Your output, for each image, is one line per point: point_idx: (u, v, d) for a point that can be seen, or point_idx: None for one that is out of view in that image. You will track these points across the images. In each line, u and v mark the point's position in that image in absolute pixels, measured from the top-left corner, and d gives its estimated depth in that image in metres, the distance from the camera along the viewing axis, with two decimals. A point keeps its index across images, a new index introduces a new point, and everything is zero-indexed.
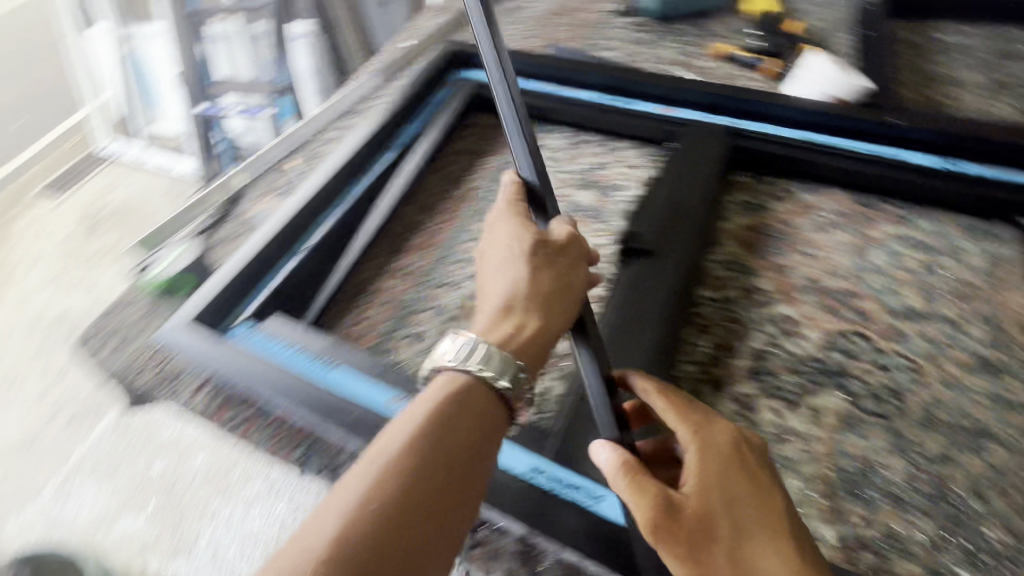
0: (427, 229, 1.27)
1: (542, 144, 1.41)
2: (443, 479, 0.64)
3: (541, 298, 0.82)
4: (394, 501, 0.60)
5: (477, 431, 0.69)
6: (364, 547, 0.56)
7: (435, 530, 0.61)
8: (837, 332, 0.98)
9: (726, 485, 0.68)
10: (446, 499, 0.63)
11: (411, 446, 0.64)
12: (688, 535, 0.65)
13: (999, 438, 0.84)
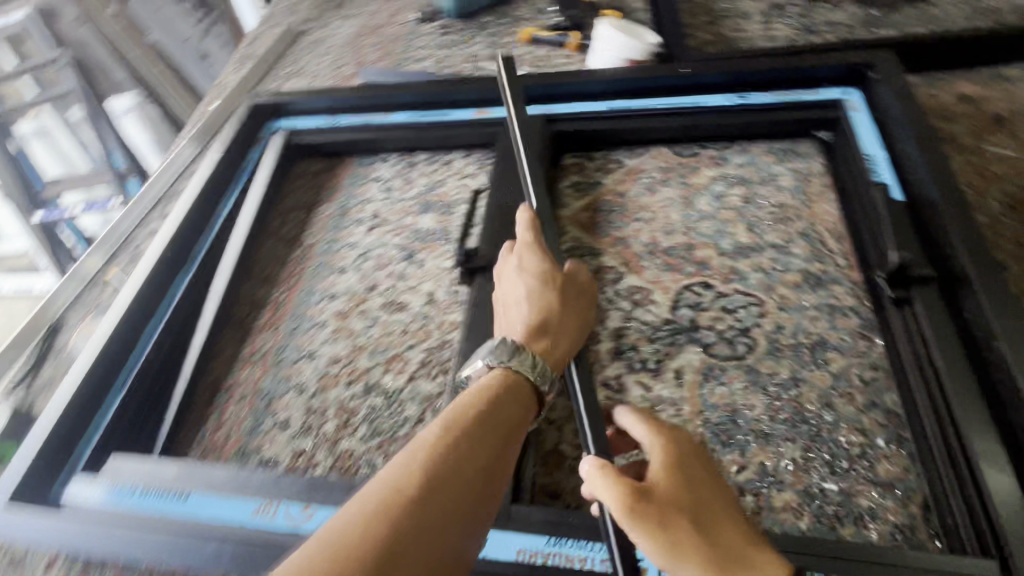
0: (275, 302, 1.19)
1: (374, 178, 1.36)
2: (432, 533, 0.62)
3: (553, 316, 0.90)
4: (376, 559, 0.58)
5: (519, 407, 0.78)
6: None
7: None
8: (681, 288, 1.01)
9: (684, 470, 0.71)
10: (429, 559, 0.60)
11: (409, 487, 0.64)
12: (659, 522, 0.66)
13: (835, 345, 0.89)
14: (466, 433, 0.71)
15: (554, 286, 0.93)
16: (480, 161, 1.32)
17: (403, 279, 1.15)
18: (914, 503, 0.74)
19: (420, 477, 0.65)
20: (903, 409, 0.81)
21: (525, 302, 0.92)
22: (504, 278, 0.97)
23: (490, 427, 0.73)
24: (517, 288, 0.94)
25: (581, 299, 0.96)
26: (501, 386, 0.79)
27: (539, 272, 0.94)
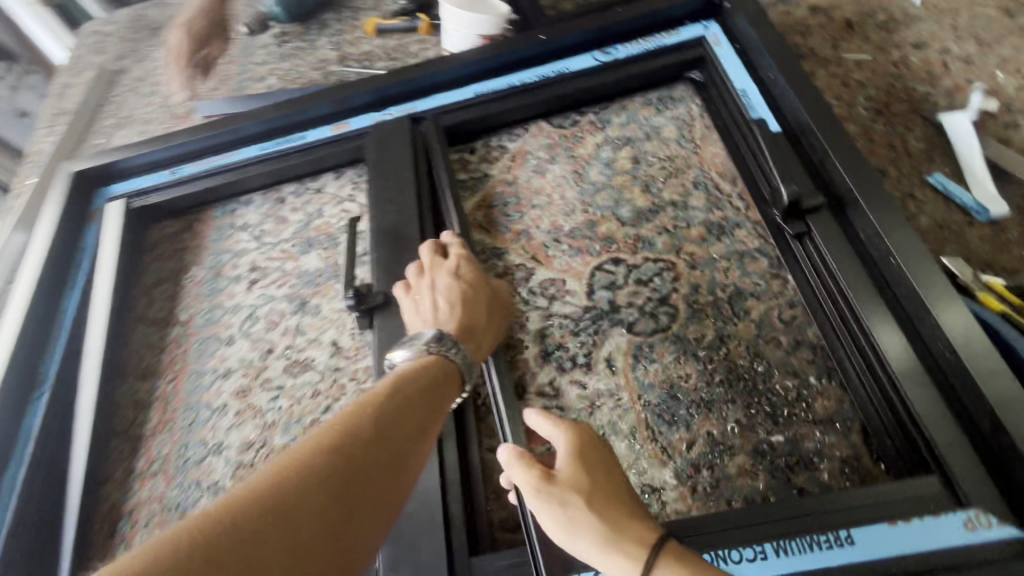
0: (160, 398, 1.03)
1: (241, 225, 1.20)
2: (371, 478, 0.67)
3: (475, 321, 0.90)
4: (326, 483, 0.63)
5: (450, 380, 0.83)
6: (281, 526, 0.57)
7: (343, 535, 0.61)
8: (593, 270, 0.96)
9: (584, 458, 0.72)
10: (365, 502, 0.65)
11: (359, 432, 0.70)
12: (561, 508, 0.69)
13: (751, 292, 0.88)
14: (410, 396, 0.78)
15: (484, 291, 0.93)
16: (356, 180, 1.19)
17: (301, 333, 1.03)
18: (854, 432, 0.75)
19: (369, 425, 0.72)
20: (825, 340, 0.81)
21: (457, 301, 0.90)
22: (433, 273, 0.93)
23: (431, 396, 0.79)
24: (450, 284, 0.91)
25: (503, 310, 0.93)
26: (439, 368, 0.83)
27: (471, 276, 0.93)
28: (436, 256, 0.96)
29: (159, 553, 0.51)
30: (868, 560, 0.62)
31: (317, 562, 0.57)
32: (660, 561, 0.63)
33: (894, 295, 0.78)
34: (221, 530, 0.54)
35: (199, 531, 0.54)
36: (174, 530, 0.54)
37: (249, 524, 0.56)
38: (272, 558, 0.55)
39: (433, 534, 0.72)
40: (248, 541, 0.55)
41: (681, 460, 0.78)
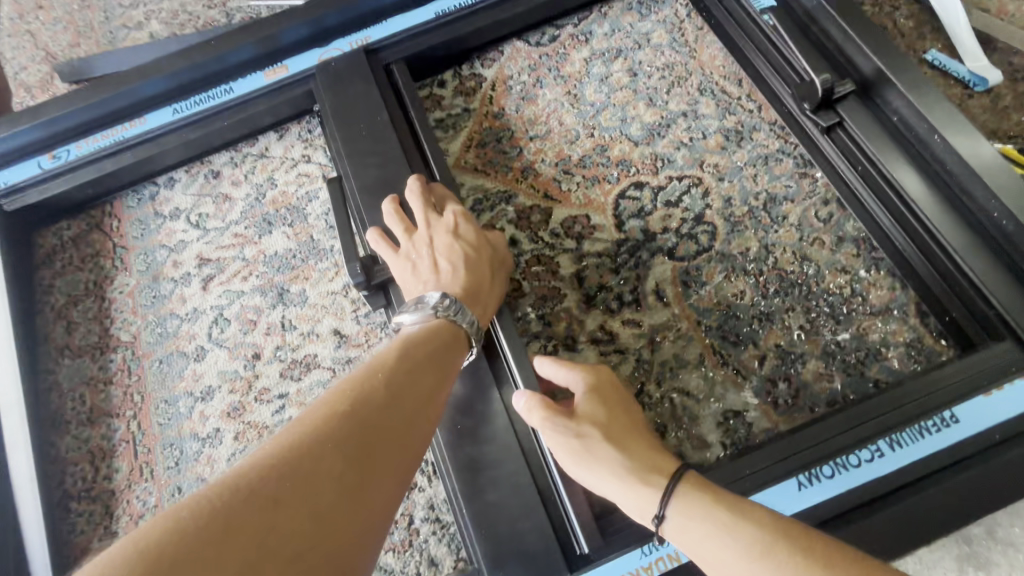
0: (124, 441, 0.82)
1: (170, 213, 0.96)
2: (389, 446, 0.57)
3: (478, 279, 0.75)
4: (330, 462, 0.51)
5: (455, 338, 0.70)
6: (297, 507, 0.47)
7: (365, 514, 0.51)
8: (616, 199, 0.88)
9: (602, 391, 0.64)
10: (385, 474, 0.55)
11: (367, 396, 0.59)
12: (576, 441, 0.61)
13: (784, 195, 0.84)
14: (411, 361, 0.64)
15: (488, 252, 0.78)
16: (307, 137, 0.98)
17: (290, 329, 0.86)
18: (912, 314, 0.75)
19: (381, 384, 0.61)
20: (868, 231, 0.80)
21: (460, 263, 0.75)
22: (429, 231, 0.77)
23: (446, 348, 0.68)
24: (450, 239, 0.77)
25: (503, 271, 0.79)
26: (450, 330, 0.70)
27: (473, 234, 0.78)
28: (428, 207, 0.79)
29: (155, 544, 0.40)
30: (974, 434, 0.64)
31: (330, 550, 0.47)
32: (681, 489, 0.55)
33: (937, 172, 0.77)
34: (227, 512, 0.44)
35: (200, 514, 0.43)
36: (169, 514, 0.43)
37: (260, 503, 0.46)
38: (290, 544, 0.45)
39: (532, 516, 0.64)
40: (263, 526, 0.44)
41: (756, 378, 0.75)
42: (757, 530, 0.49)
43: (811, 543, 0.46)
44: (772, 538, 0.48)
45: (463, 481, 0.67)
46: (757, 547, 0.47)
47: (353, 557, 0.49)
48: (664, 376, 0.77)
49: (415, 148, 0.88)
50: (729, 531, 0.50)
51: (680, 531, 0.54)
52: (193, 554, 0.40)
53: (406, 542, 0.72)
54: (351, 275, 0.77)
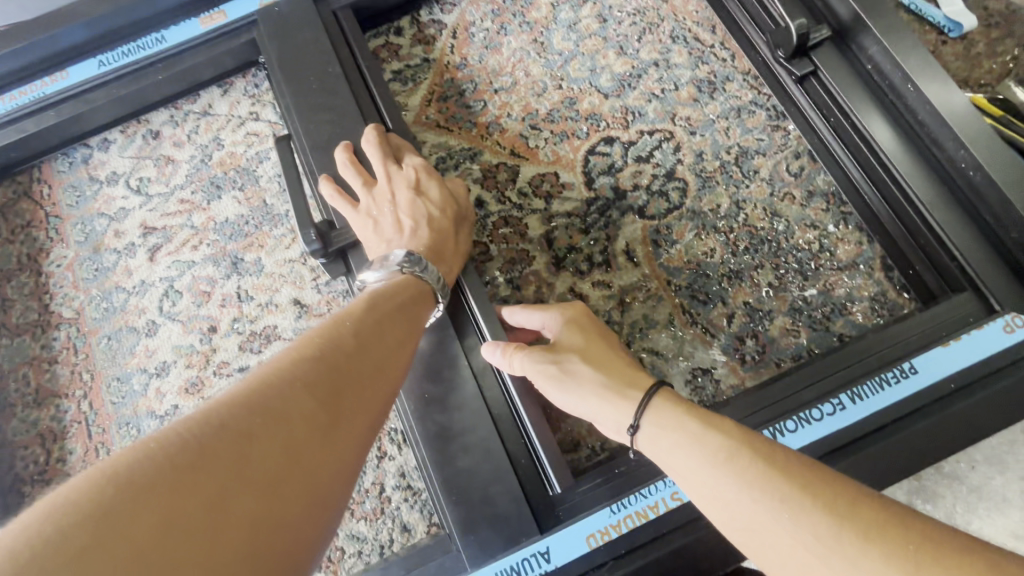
0: (76, 422, 0.78)
1: (107, 178, 0.89)
2: (363, 386, 0.54)
3: (442, 234, 0.73)
4: (300, 406, 0.48)
5: (420, 292, 0.67)
6: (268, 447, 0.44)
7: (342, 449, 0.49)
8: (585, 155, 0.84)
9: (575, 321, 0.64)
10: (361, 412, 0.53)
11: (335, 343, 0.55)
12: (553, 364, 0.60)
13: (756, 149, 0.83)
14: (379, 311, 0.61)
15: (451, 206, 0.75)
16: (254, 92, 0.91)
17: (247, 300, 0.81)
18: (877, 269, 0.76)
19: (351, 328, 0.58)
20: (837, 185, 0.79)
21: (422, 219, 0.73)
22: (389, 184, 0.74)
23: (414, 301, 0.65)
24: (413, 193, 0.74)
25: (468, 227, 0.77)
26: (416, 288, 0.66)
27: (435, 188, 0.75)
28: (386, 158, 0.75)
29: (122, 473, 0.37)
30: (935, 382, 0.65)
31: (306, 493, 0.44)
32: (655, 403, 0.53)
33: (909, 123, 0.75)
34: (198, 440, 0.41)
35: (169, 443, 0.40)
36: (135, 446, 0.40)
37: (228, 441, 0.42)
38: (265, 474, 0.42)
39: (502, 480, 0.64)
40: (236, 455, 0.42)
41: (724, 336, 0.75)
42: (722, 439, 0.47)
43: (772, 454, 0.44)
44: (737, 446, 0.46)
45: (432, 449, 0.66)
46: (721, 452, 0.46)
47: (330, 501, 0.46)
48: (634, 337, 0.76)
49: (369, 101, 0.82)
50: (697, 439, 0.48)
51: (652, 443, 0.52)
52: (164, 481, 0.38)
53: (378, 510, 0.72)
54: (306, 242, 0.72)
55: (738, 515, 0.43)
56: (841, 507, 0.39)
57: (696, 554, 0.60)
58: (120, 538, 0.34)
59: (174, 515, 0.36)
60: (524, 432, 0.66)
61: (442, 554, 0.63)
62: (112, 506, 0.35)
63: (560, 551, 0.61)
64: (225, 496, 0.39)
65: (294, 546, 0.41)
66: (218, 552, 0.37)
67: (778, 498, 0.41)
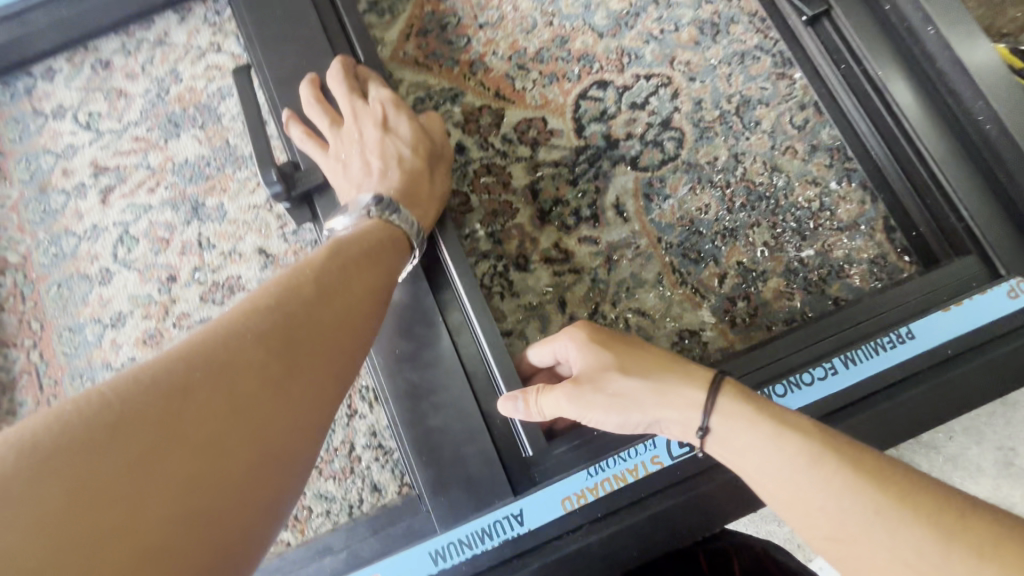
0: (27, 373, 0.73)
1: (53, 112, 0.81)
2: (329, 333, 0.48)
3: (415, 177, 0.67)
4: (249, 359, 0.42)
5: (391, 239, 0.60)
6: (207, 406, 0.39)
7: (301, 402, 0.44)
8: (576, 100, 0.78)
9: (595, 339, 0.54)
10: (326, 362, 0.47)
11: (296, 289, 0.49)
12: (599, 396, 0.51)
13: (759, 98, 0.77)
14: (348, 257, 0.54)
15: (424, 144, 0.69)
16: (214, 19, 0.82)
17: (208, 248, 0.76)
18: (879, 230, 0.72)
19: (315, 271, 0.51)
20: (844, 140, 0.74)
21: (392, 161, 0.68)
22: (356, 122, 0.68)
23: (387, 249, 0.58)
24: (382, 134, 0.68)
25: (444, 166, 0.70)
26: (389, 234, 0.60)
27: (405, 125, 0.69)
28: (352, 93, 0.69)
29: (36, 434, 0.34)
30: (930, 348, 0.62)
31: (251, 455, 0.40)
32: (720, 398, 0.47)
33: (925, 71, 0.69)
34: (124, 396, 0.37)
35: (92, 400, 0.36)
36: (59, 403, 0.37)
37: (159, 399, 0.38)
38: (201, 433, 0.38)
39: (476, 441, 0.61)
40: (168, 412, 0.37)
41: (715, 297, 0.72)
42: (804, 441, 0.43)
43: (857, 458, 0.42)
44: (822, 449, 0.43)
45: (403, 408, 0.62)
46: (807, 457, 0.42)
47: (283, 462, 0.42)
48: (621, 297, 0.72)
49: (337, 31, 0.73)
50: (775, 440, 0.44)
51: (720, 442, 0.48)
52: (80, 443, 0.34)
53: (347, 469, 0.69)
54: (266, 185, 0.65)
55: (831, 525, 0.41)
56: (950, 522, 0.38)
57: (675, 519, 0.58)
58: (26, 506, 0.31)
59: (89, 480, 0.33)
60: (500, 392, 0.63)
61: (411, 514, 0.60)
62: (19, 471, 0.32)
63: (534, 514, 0.59)
64: (151, 458, 0.35)
65: (236, 512, 0.38)
66: (140, 518, 0.34)
67: (877, 509, 0.39)
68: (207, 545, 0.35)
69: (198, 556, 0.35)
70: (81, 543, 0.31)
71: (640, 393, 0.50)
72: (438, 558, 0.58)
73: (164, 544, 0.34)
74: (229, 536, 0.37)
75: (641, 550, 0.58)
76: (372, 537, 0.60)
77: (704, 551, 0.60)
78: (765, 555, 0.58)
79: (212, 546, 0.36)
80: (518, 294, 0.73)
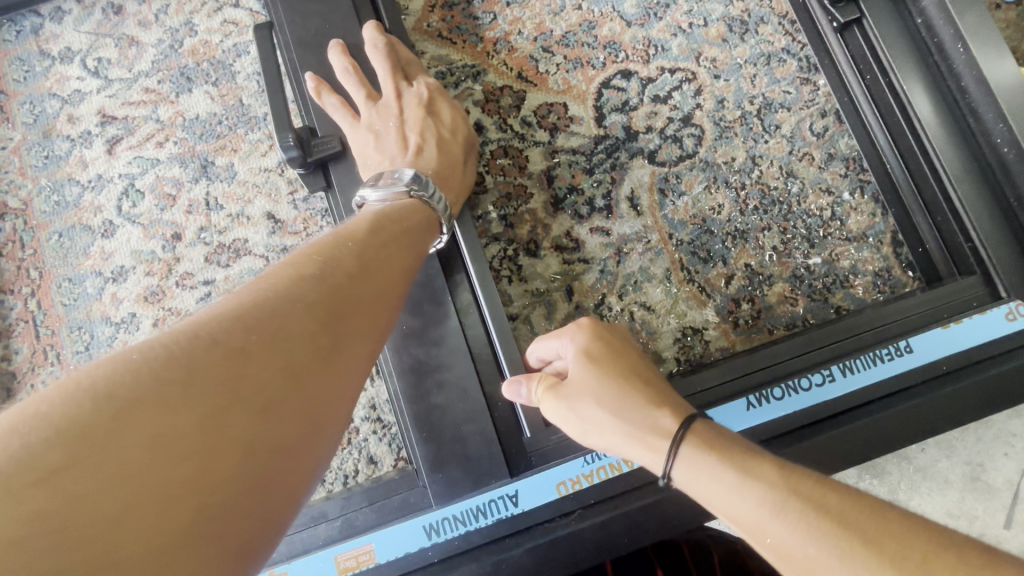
0: (23, 321, 0.72)
1: (61, 55, 0.79)
2: (370, 310, 0.46)
3: (453, 160, 0.67)
4: (302, 329, 0.39)
5: (421, 218, 0.58)
6: (267, 373, 0.36)
7: (349, 376, 0.42)
8: (599, 88, 0.77)
9: (592, 357, 0.53)
10: (365, 337, 0.45)
11: (338, 261, 0.46)
12: (574, 415, 0.52)
13: (781, 102, 0.77)
14: (384, 232, 0.52)
15: (462, 128, 0.69)
16: None
17: (215, 209, 0.75)
18: (886, 244, 0.73)
19: (355, 247, 0.48)
20: (860, 150, 0.74)
21: (430, 140, 0.67)
22: (394, 99, 0.68)
23: (420, 227, 0.57)
24: (421, 113, 0.68)
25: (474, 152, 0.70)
26: (425, 215, 0.59)
27: (447, 107, 0.69)
28: (394, 69, 0.68)
29: (102, 384, 0.31)
30: (925, 363, 0.63)
31: (305, 424, 0.38)
32: (685, 444, 0.45)
33: (949, 88, 0.69)
34: (189, 353, 0.34)
35: (154, 355, 0.33)
36: (125, 354, 0.34)
37: (221, 361, 0.35)
38: (261, 399, 0.35)
39: (477, 420, 0.61)
40: (230, 373, 0.34)
41: (721, 297, 0.72)
42: (767, 488, 0.40)
43: (823, 499, 0.39)
44: (785, 496, 0.40)
45: (407, 383, 0.62)
46: (769, 507, 0.40)
47: (330, 433, 0.40)
48: (628, 289, 0.73)
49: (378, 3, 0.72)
50: (737, 490, 0.41)
51: (689, 490, 0.45)
52: (146, 398, 0.31)
53: (345, 439, 0.70)
54: (282, 148, 0.63)
55: (804, 572, 0.38)
56: (910, 564, 0.34)
57: (667, 511, 0.59)
58: (95, 460, 0.29)
59: (157, 438, 0.31)
60: (503, 374, 0.63)
61: (407, 488, 0.61)
62: (90, 423, 0.30)
63: (528, 496, 0.60)
64: (218, 421, 0.33)
65: (291, 482, 0.36)
66: (206, 482, 0.31)
67: (841, 553, 0.36)
68: (265, 511, 0.34)
69: (256, 524, 0.33)
70: (149, 506, 0.29)
71: (608, 425, 0.49)
72: (432, 532, 0.59)
73: (226, 510, 0.32)
74: (283, 503, 0.35)
75: (631, 539, 0.59)
76: (367, 508, 0.61)
77: (688, 543, 0.64)
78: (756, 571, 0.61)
79: (267, 516, 0.34)
80: (526, 279, 0.73)
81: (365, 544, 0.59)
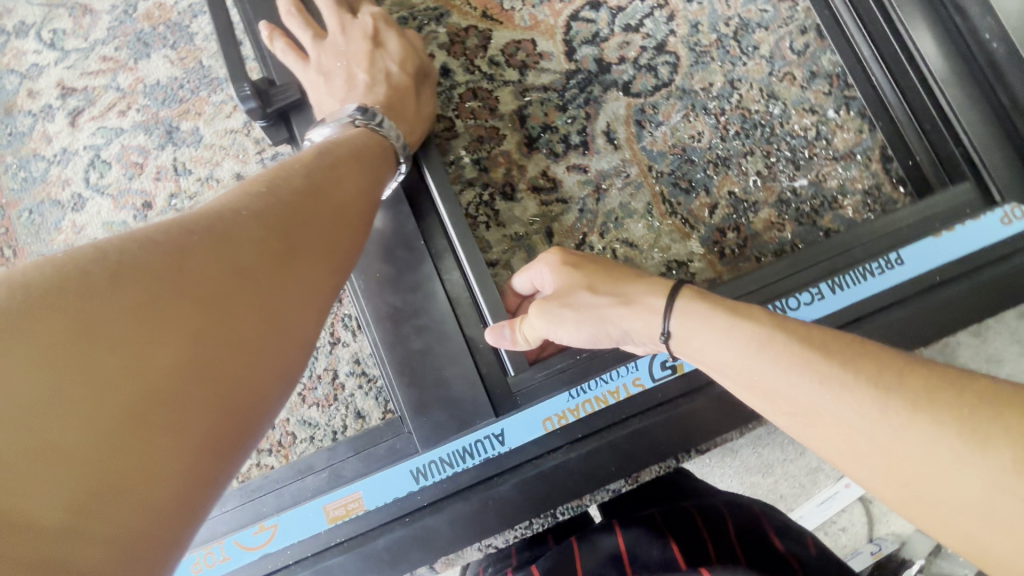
0: None
1: (16, 29, 0.77)
2: (328, 224, 0.45)
3: (406, 91, 0.65)
4: (246, 234, 0.38)
5: (377, 149, 0.57)
6: (212, 271, 0.35)
7: (307, 284, 0.41)
8: (568, 21, 0.74)
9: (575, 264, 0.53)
10: (323, 252, 0.43)
11: (286, 179, 0.45)
12: (567, 308, 0.51)
13: (758, 22, 0.73)
14: (336, 157, 0.51)
15: (413, 59, 0.67)
16: None
17: (184, 173, 0.73)
18: (874, 160, 0.70)
19: (302, 168, 0.47)
20: (844, 65, 0.71)
21: (380, 75, 0.65)
22: (339, 35, 0.66)
23: (377, 158, 0.56)
24: (367, 48, 0.66)
25: (428, 84, 0.68)
26: (377, 143, 0.57)
27: (396, 40, 0.67)
28: (338, 6, 0.67)
29: (29, 275, 0.30)
30: (916, 274, 0.61)
31: (259, 323, 0.37)
32: (679, 302, 0.46)
33: None
34: (124, 251, 0.33)
35: (87, 254, 0.32)
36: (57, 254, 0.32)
37: (160, 259, 0.33)
38: (206, 292, 0.34)
39: (457, 362, 0.60)
40: (170, 269, 0.33)
41: (705, 228, 0.70)
42: (756, 328, 0.41)
43: (809, 334, 0.39)
44: (772, 332, 0.40)
45: (385, 330, 0.61)
46: (756, 344, 0.40)
47: (290, 336, 0.39)
48: (610, 227, 0.70)
49: None
50: (728, 331, 0.42)
51: (685, 347, 0.46)
52: (78, 287, 0.30)
53: (331, 396, 0.69)
54: (239, 99, 0.61)
55: (783, 402, 0.39)
56: (888, 376, 0.35)
57: (655, 439, 0.58)
58: (23, 341, 0.27)
59: (91, 323, 0.29)
60: (480, 312, 0.62)
61: (393, 435, 0.60)
62: (14, 307, 0.28)
63: (515, 435, 0.58)
64: (158, 309, 0.32)
65: (248, 378, 0.35)
66: (151, 366, 0.30)
67: (820, 378, 0.36)
68: (222, 402, 0.33)
69: (212, 412, 0.32)
70: (88, 385, 0.28)
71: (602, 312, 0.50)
72: (420, 476, 0.58)
73: (176, 394, 0.31)
74: (242, 397, 0.34)
75: (621, 470, 0.58)
76: (354, 458, 0.60)
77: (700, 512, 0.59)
78: (791, 556, 0.52)
79: (225, 411, 0.33)
80: (503, 225, 0.71)
81: (353, 492, 0.58)
